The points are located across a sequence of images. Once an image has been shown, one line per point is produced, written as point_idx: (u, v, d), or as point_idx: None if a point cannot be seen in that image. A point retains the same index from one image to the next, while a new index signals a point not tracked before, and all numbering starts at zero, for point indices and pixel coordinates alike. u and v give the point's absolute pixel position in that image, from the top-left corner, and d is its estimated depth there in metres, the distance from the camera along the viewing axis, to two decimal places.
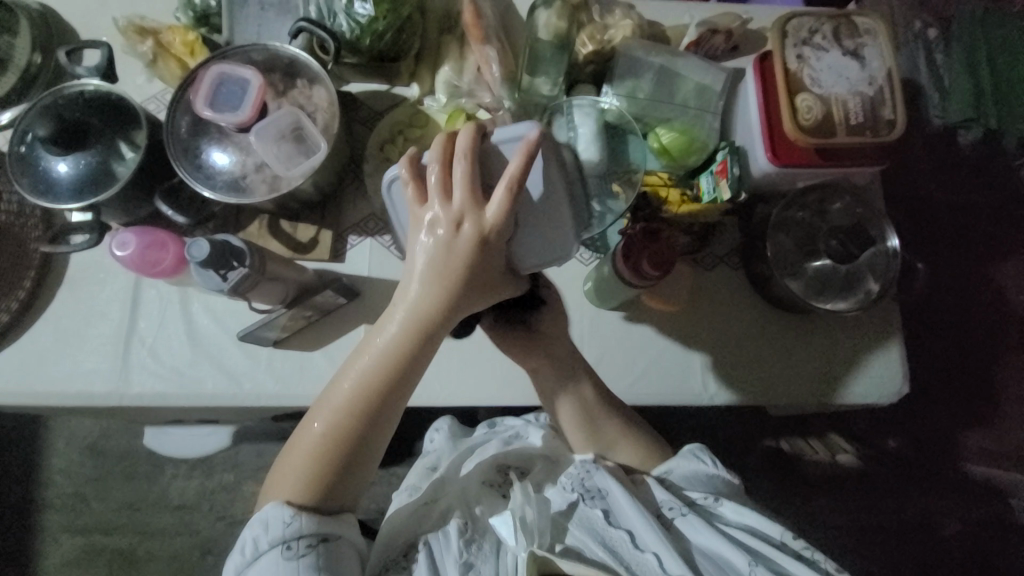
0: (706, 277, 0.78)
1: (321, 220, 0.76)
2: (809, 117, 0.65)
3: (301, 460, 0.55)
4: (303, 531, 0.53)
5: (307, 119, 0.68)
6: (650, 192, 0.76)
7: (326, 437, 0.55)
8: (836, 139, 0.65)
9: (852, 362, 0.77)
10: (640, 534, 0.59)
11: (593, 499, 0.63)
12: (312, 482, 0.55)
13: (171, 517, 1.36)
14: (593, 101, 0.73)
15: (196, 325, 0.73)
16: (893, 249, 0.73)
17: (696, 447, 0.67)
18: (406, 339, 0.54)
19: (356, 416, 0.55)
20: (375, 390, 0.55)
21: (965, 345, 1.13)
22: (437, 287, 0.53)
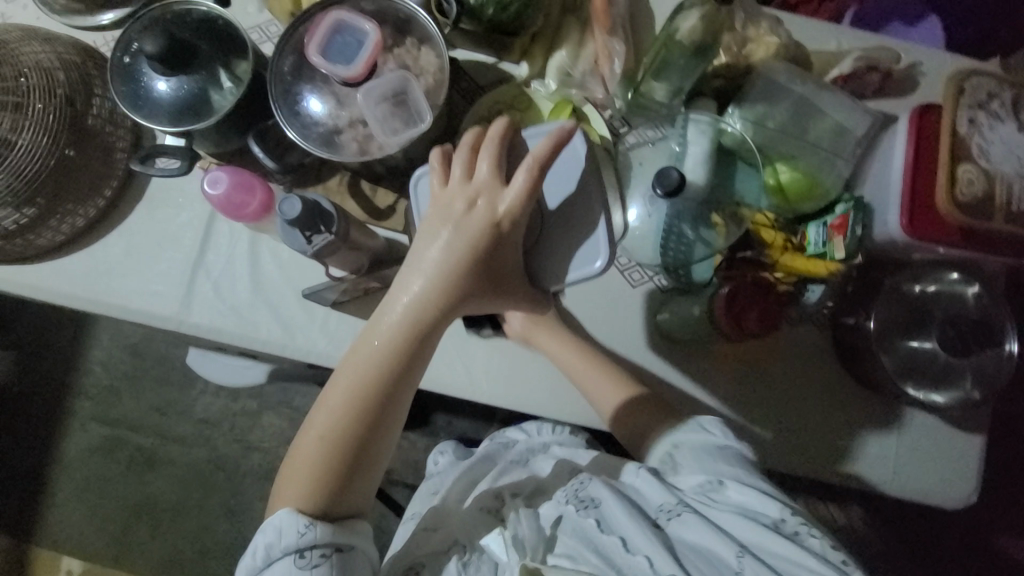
0: (789, 333, 0.72)
1: (401, 189, 0.73)
2: (967, 191, 0.57)
3: (306, 453, 0.56)
4: (314, 540, 0.55)
5: (414, 85, 0.64)
6: (755, 231, 0.71)
7: (326, 431, 0.56)
8: (992, 223, 0.57)
9: (934, 458, 0.71)
10: (631, 538, 0.57)
11: (587, 509, 0.62)
12: (316, 481, 0.56)
13: (193, 429, 1.43)
14: (713, 120, 0.69)
15: (260, 269, 0.73)
16: (1009, 353, 0.65)
17: (708, 418, 0.64)
18: (407, 330, 0.55)
19: (356, 408, 0.56)
20: (376, 382, 0.56)
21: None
22: (446, 273, 0.54)
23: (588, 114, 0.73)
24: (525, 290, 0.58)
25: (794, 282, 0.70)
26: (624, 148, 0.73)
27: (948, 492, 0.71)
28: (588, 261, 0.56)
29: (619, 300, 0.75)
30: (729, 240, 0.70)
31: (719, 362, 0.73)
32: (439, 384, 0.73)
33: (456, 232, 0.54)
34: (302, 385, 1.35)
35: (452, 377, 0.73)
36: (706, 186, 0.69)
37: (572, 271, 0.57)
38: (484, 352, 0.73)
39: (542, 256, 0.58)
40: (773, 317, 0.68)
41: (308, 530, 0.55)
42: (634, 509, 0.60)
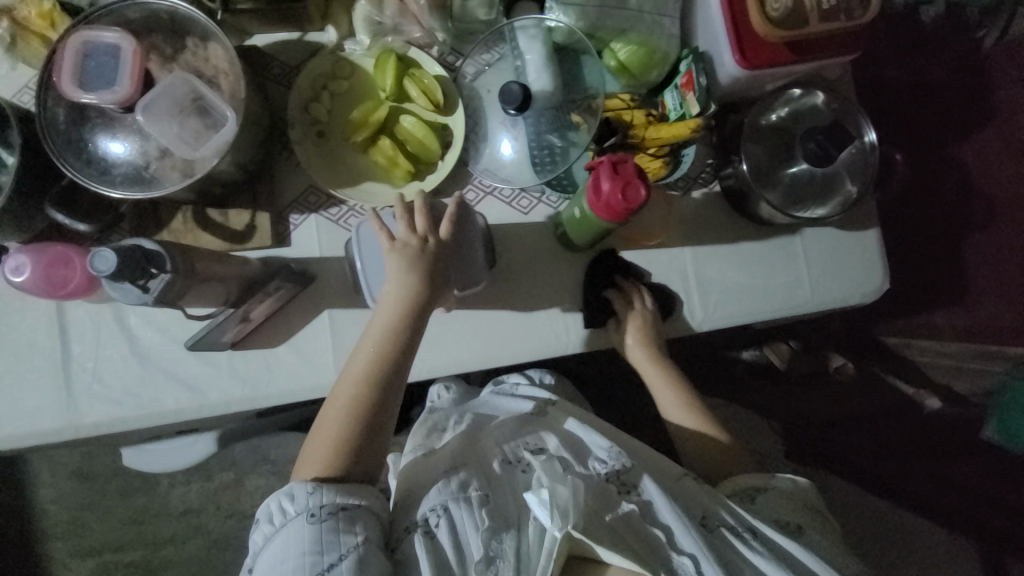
0: (682, 202, 0.74)
1: (253, 203, 0.67)
2: (777, 6, 0.60)
3: (330, 427, 0.60)
4: (323, 498, 0.56)
5: (206, 86, 0.56)
6: (613, 117, 0.69)
7: (339, 401, 0.61)
8: (810, 27, 0.60)
9: (838, 260, 0.76)
10: (677, 535, 0.62)
11: (628, 493, 0.66)
12: (338, 444, 0.60)
13: (180, 524, 1.35)
14: (538, 22, 0.68)
15: (141, 339, 0.67)
16: (870, 143, 0.69)
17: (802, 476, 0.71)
18: (396, 312, 0.61)
19: (365, 377, 0.61)
20: (379, 357, 0.61)
21: (922, 237, 1.17)
22: (415, 267, 0.61)
23: (416, 59, 0.70)
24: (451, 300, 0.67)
25: (668, 153, 0.70)
26: (467, 82, 0.71)
27: (861, 288, 0.76)
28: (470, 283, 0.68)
29: (517, 232, 0.73)
30: (595, 134, 0.69)
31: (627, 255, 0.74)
32: None
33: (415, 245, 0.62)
34: (271, 436, 1.30)
35: None
36: (557, 90, 0.69)
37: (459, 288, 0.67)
38: None
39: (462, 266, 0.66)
40: (629, 175, 0.59)
41: (316, 491, 0.57)
42: (691, 519, 0.64)
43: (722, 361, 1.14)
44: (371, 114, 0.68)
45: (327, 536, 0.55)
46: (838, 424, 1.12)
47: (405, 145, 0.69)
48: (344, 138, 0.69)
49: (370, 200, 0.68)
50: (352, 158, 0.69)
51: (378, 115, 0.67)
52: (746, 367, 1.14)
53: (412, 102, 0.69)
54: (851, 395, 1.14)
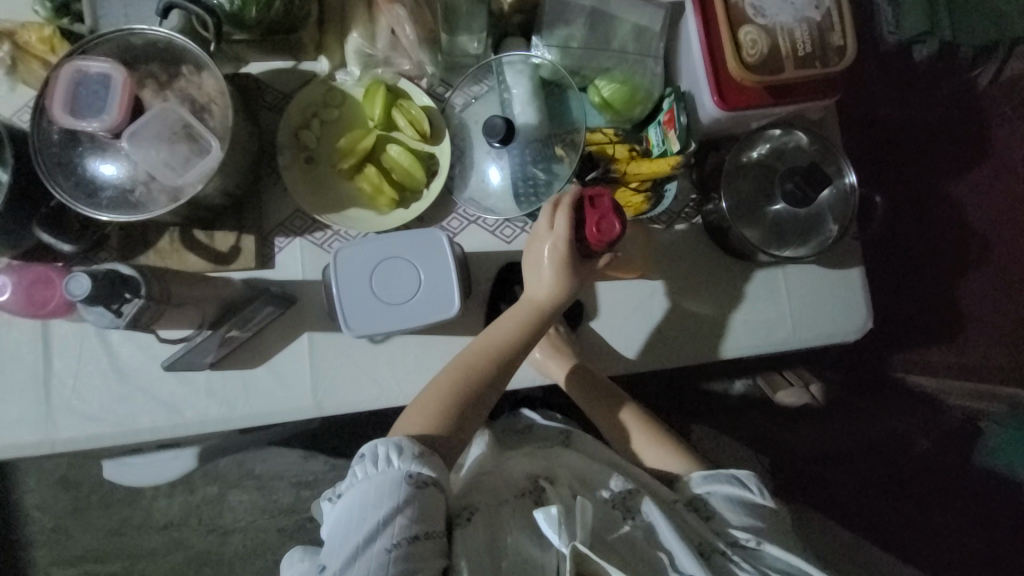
0: (663, 236, 0.75)
1: (239, 225, 0.69)
2: (753, 52, 0.61)
3: (437, 392, 0.61)
4: (422, 463, 0.55)
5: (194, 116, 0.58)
6: (596, 150, 0.71)
7: (450, 377, 0.62)
8: (785, 73, 0.61)
9: (821, 299, 0.76)
10: (679, 558, 0.60)
11: (632, 518, 0.65)
12: (445, 410, 0.60)
13: (162, 537, 1.34)
14: (525, 57, 0.70)
15: (121, 357, 0.67)
16: (850, 185, 0.70)
17: (744, 471, 0.68)
18: (528, 311, 0.64)
19: (484, 369, 0.62)
20: (504, 355, 0.63)
21: (913, 272, 1.16)
22: (560, 266, 0.63)
23: (406, 90, 0.71)
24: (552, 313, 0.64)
25: (650, 188, 0.71)
26: (455, 112, 0.73)
27: (845, 326, 0.76)
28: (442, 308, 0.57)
29: (500, 262, 0.73)
30: (578, 167, 0.71)
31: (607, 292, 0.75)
32: (345, 404, 0.69)
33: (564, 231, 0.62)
34: (256, 451, 1.29)
35: (360, 391, 0.69)
36: (542, 123, 0.70)
37: (427, 315, 0.56)
38: (382, 358, 0.70)
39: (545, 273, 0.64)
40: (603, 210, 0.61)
41: (418, 456, 0.55)
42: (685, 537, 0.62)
43: (710, 395, 1.14)
44: (357, 142, 0.69)
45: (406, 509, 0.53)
46: (841, 458, 1.09)
47: (391, 173, 0.70)
48: (331, 164, 0.70)
49: (354, 226, 0.69)
50: (338, 185, 0.71)
51: (365, 143, 0.69)
52: (738, 399, 1.14)
53: (399, 132, 0.71)
54: (851, 428, 1.10)
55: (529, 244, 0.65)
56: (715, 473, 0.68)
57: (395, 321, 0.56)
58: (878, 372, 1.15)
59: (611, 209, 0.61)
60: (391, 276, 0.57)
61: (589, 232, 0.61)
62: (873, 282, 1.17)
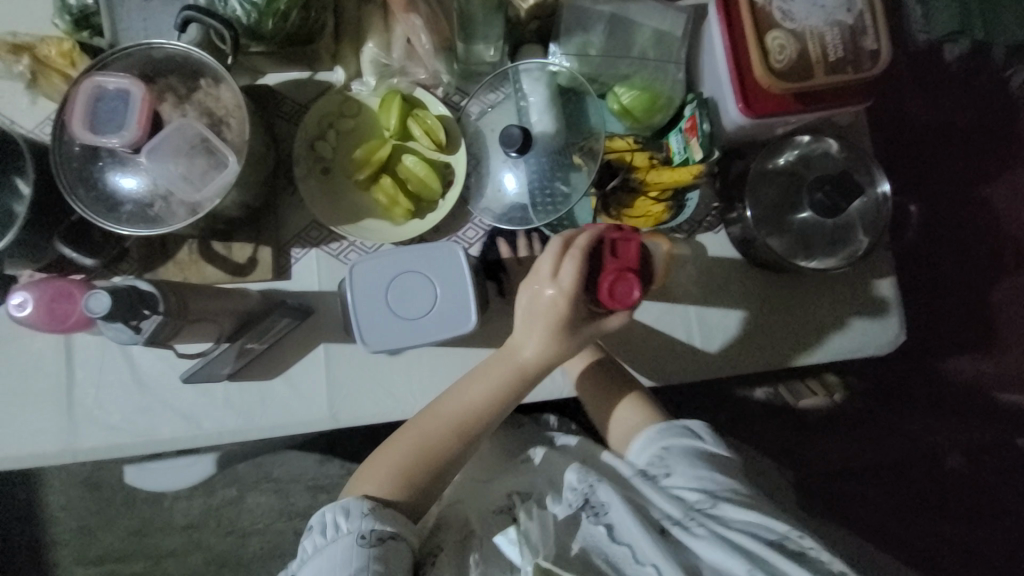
0: (684, 245, 0.73)
1: (256, 237, 0.69)
2: (781, 58, 0.58)
3: (406, 449, 0.61)
4: (376, 521, 0.56)
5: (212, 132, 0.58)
6: (616, 158, 0.69)
7: (417, 440, 0.61)
8: (815, 79, 0.58)
9: (849, 311, 0.73)
10: (641, 548, 0.58)
11: (596, 514, 0.61)
12: (404, 473, 0.60)
13: (182, 539, 1.36)
14: (542, 65, 0.68)
15: (140, 367, 0.68)
16: (882, 193, 0.67)
17: (697, 423, 0.66)
18: (504, 376, 0.62)
19: (456, 430, 0.62)
20: (470, 421, 0.62)
21: (944, 278, 1.11)
22: (553, 329, 0.59)
23: (422, 99, 0.71)
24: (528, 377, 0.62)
25: (671, 197, 0.70)
26: (471, 121, 0.72)
27: (873, 339, 0.73)
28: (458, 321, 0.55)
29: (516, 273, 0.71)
30: (596, 176, 0.69)
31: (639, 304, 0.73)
32: (361, 416, 0.69)
33: (568, 292, 0.57)
34: (273, 455, 1.30)
35: (375, 403, 0.69)
36: (559, 132, 0.69)
37: (444, 330, 0.55)
38: (398, 370, 0.69)
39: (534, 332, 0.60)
40: (615, 265, 0.57)
41: (371, 512, 0.56)
42: (644, 518, 0.60)
43: (731, 401, 1.10)
44: (373, 153, 0.68)
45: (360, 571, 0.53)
46: (866, 471, 1.09)
47: (407, 183, 0.69)
48: (347, 175, 0.70)
49: (370, 236, 0.69)
50: (354, 195, 0.70)
51: (381, 153, 0.68)
52: (759, 405, 1.11)
53: (415, 142, 0.70)
54: (873, 439, 1.09)
55: (525, 282, 0.60)
56: (669, 426, 0.66)
57: (410, 336, 0.55)
58: (916, 384, 1.08)
59: (633, 268, 0.57)
60: (403, 291, 0.56)
61: (604, 294, 0.57)
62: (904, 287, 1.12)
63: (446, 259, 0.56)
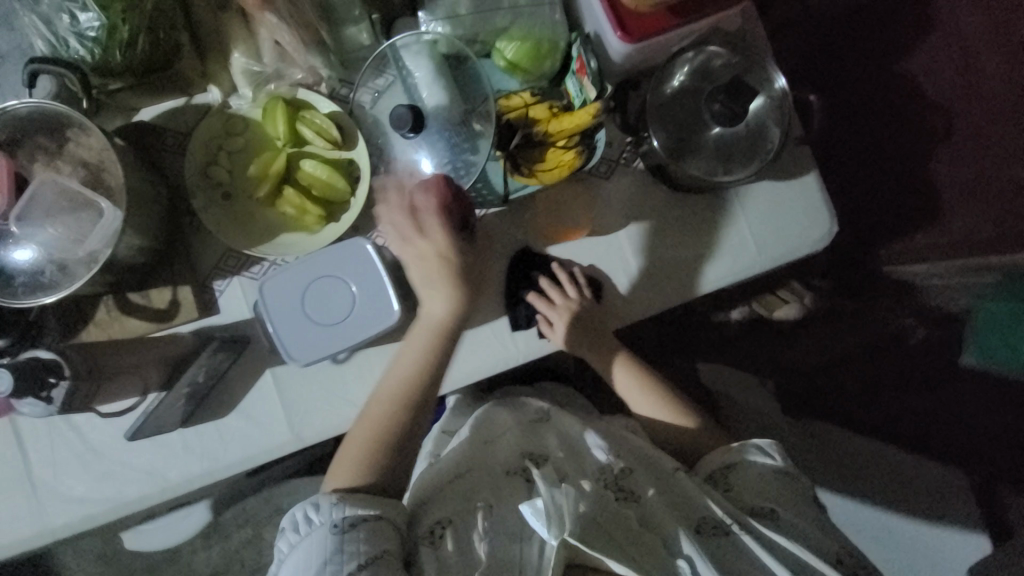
0: (605, 186, 0.73)
1: (174, 278, 0.67)
2: None
3: (365, 430, 0.64)
4: (345, 508, 0.58)
5: (74, 183, 0.56)
6: (515, 116, 0.67)
7: (369, 422, 0.64)
8: None
9: (780, 215, 0.74)
10: (673, 539, 0.63)
11: (625, 498, 0.67)
12: (371, 450, 0.63)
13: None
14: (417, 36, 0.66)
15: (92, 434, 0.67)
16: (781, 90, 0.66)
17: (767, 441, 0.71)
18: (427, 343, 0.64)
19: (402, 398, 0.64)
20: (410, 392, 0.64)
21: (867, 162, 1.13)
22: (450, 286, 0.63)
23: (305, 99, 0.68)
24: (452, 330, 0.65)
25: (580, 142, 0.68)
26: (364, 111, 0.69)
27: (808, 235, 0.74)
28: (381, 312, 0.55)
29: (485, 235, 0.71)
30: (499, 137, 0.67)
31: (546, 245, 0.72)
32: (323, 430, 0.68)
33: (433, 242, 0.62)
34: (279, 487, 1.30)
35: (334, 413, 0.68)
36: (451, 101, 0.66)
37: (367, 328, 0.55)
38: (351, 375, 0.69)
39: (440, 291, 0.64)
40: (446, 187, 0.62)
41: (337, 504, 0.58)
42: (688, 521, 0.66)
43: (708, 325, 1.11)
44: (268, 167, 0.66)
45: (337, 556, 0.55)
46: (843, 363, 1.10)
47: (311, 190, 0.67)
48: (248, 196, 0.67)
49: (287, 252, 0.67)
50: (262, 214, 0.68)
51: (277, 166, 0.66)
52: (735, 326, 1.11)
53: (309, 146, 0.67)
54: (846, 332, 1.10)
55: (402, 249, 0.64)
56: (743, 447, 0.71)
57: (325, 340, 0.54)
58: (862, 268, 1.11)
59: (454, 194, 0.61)
60: (318, 298, 0.54)
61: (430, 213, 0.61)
62: (843, 180, 1.14)
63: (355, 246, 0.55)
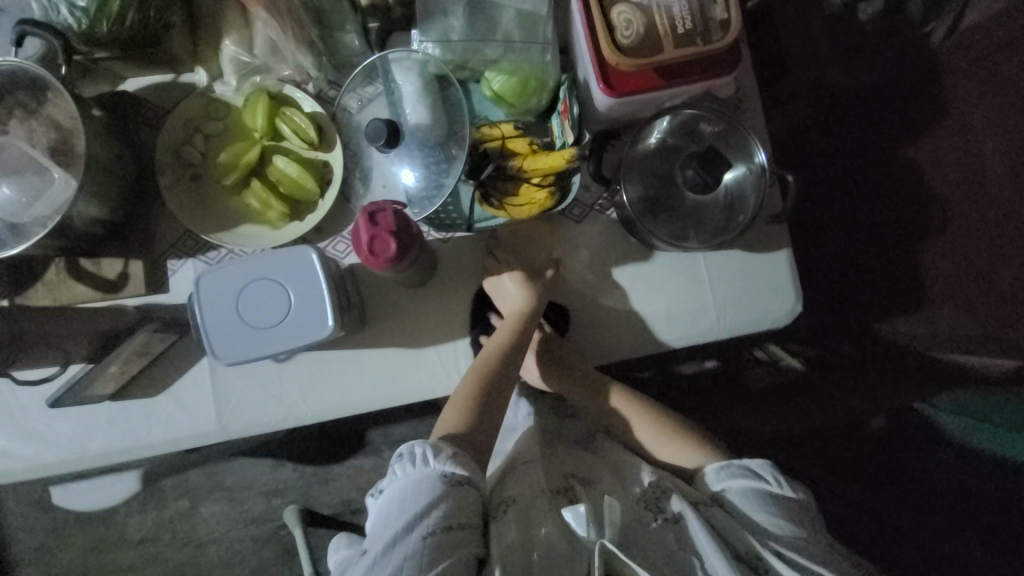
0: (576, 230, 0.72)
1: (128, 251, 0.67)
2: (628, 33, 0.57)
3: (471, 386, 0.66)
4: (454, 456, 0.58)
5: (33, 148, 0.57)
6: (492, 147, 0.67)
7: (476, 377, 0.66)
8: (663, 54, 0.57)
9: (750, 285, 0.73)
10: (713, 568, 0.58)
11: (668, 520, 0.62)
12: (474, 404, 0.65)
13: (126, 566, 1.22)
14: (409, 53, 0.66)
15: (18, 393, 0.66)
16: (760, 166, 0.65)
17: (758, 464, 0.64)
18: (513, 323, 0.70)
19: (504, 360, 0.67)
20: (511, 354, 0.68)
21: (853, 245, 1.13)
22: (522, 292, 0.71)
23: (289, 95, 0.67)
24: (523, 317, 0.71)
25: (555, 182, 0.68)
26: (347, 116, 0.69)
27: (773, 310, 0.73)
28: (315, 326, 0.54)
29: (446, 260, 0.71)
30: (473, 166, 0.67)
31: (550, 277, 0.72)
32: (250, 425, 0.67)
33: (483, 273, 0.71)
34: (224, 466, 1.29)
35: (264, 410, 0.68)
36: (432, 121, 0.66)
37: (300, 338, 0.54)
38: (288, 377, 0.68)
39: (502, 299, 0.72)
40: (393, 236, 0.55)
41: (452, 456, 0.58)
42: (730, 551, 0.60)
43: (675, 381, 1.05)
44: (239, 157, 0.66)
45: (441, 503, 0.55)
46: None
47: (278, 186, 0.67)
48: (215, 182, 0.67)
49: (245, 244, 0.67)
50: (227, 201, 0.68)
51: (249, 157, 0.66)
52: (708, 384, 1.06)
53: (284, 142, 0.67)
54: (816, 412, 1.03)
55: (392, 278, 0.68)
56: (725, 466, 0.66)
57: (260, 346, 0.54)
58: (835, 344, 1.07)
59: (391, 229, 0.55)
60: (256, 299, 0.54)
61: (364, 249, 0.55)
62: (827, 254, 1.14)
63: (298, 255, 0.55)
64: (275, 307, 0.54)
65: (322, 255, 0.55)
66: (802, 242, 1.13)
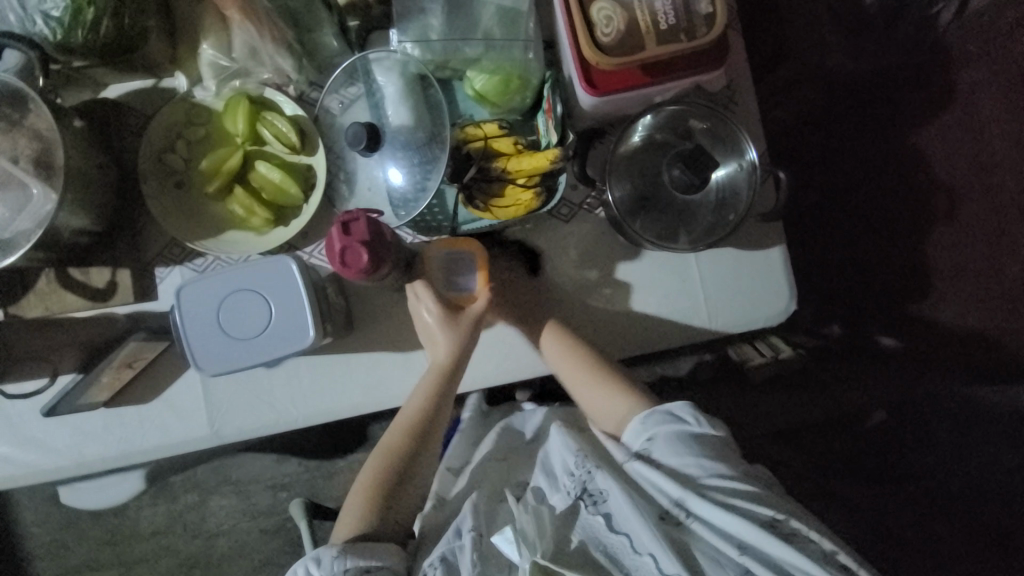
0: (564, 228, 0.71)
1: (116, 260, 0.67)
2: (608, 31, 0.55)
3: (371, 468, 0.66)
4: (345, 559, 0.59)
5: (10, 163, 0.57)
6: (475, 147, 0.66)
7: (376, 462, 0.66)
8: (645, 52, 0.55)
9: (742, 282, 0.72)
10: (636, 537, 0.58)
11: (595, 504, 0.62)
12: (370, 495, 0.65)
13: (141, 559, 1.25)
14: (389, 53, 0.65)
15: (15, 401, 0.67)
16: (750, 163, 0.64)
17: (679, 405, 0.62)
18: (425, 389, 0.66)
19: (404, 435, 0.66)
20: (414, 426, 0.65)
21: (859, 236, 1.08)
22: (437, 344, 0.65)
23: (270, 99, 0.67)
24: (436, 378, 0.65)
25: (540, 182, 0.66)
26: (327, 118, 0.68)
27: (767, 308, 0.72)
28: (299, 334, 0.55)
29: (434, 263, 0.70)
30: (456, 167, 0.65)
31: (539, 276, 0.71)
32: (242, 430, 0.68)
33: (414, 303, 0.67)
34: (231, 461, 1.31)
35: (254, 415, 0.68)
36: (413, 122, 0.65)
37: (284, 347, 0.55)
38: (277, 382, 0.69)
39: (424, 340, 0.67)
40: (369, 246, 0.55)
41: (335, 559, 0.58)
42: (642, 508, 0.59)
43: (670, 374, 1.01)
44: (223, 163, 0.65)
45: None
46: None
47: (262, 192, 0.66)
48: (199, 188, 0.67)
49: (230, 250, 0.67)
50: (211, 207, 0.68)
51: (231, 163, 0.65)
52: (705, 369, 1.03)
53: (268, 147, 0.67)
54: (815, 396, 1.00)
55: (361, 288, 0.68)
56: (651, 414, 0.62)
57: (246, 355, 0.55)
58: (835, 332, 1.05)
59: (364, 240, 0.54)
60: (238, 309, 0.55)
61: (338, 259, 0.55)
62: (835, 245, 1.08)
63: (276, 264, 0.55)
64: (258, 316, 0.54)
65: (302, 264, 0.55)
66: (805, 237, 1.07)
